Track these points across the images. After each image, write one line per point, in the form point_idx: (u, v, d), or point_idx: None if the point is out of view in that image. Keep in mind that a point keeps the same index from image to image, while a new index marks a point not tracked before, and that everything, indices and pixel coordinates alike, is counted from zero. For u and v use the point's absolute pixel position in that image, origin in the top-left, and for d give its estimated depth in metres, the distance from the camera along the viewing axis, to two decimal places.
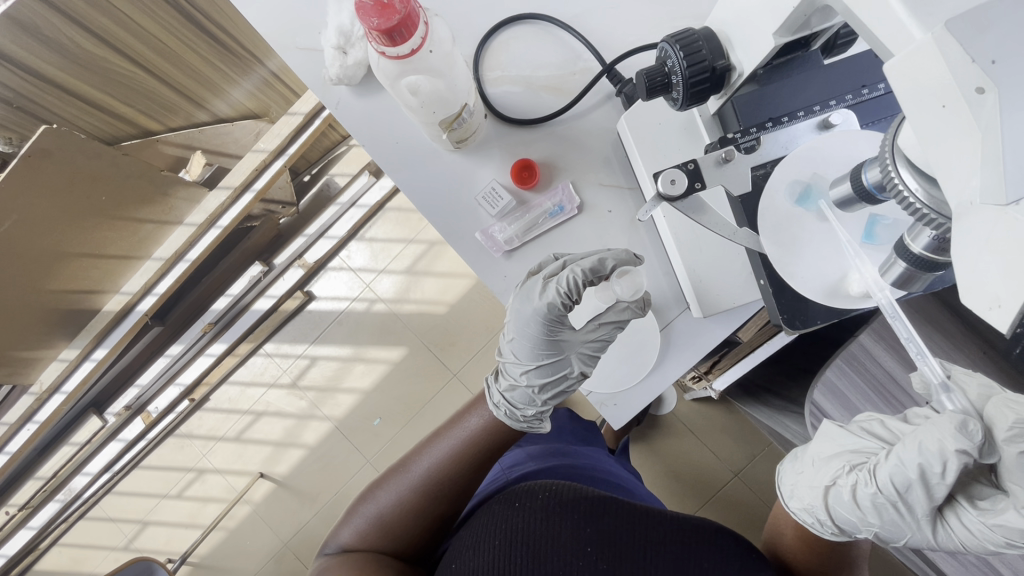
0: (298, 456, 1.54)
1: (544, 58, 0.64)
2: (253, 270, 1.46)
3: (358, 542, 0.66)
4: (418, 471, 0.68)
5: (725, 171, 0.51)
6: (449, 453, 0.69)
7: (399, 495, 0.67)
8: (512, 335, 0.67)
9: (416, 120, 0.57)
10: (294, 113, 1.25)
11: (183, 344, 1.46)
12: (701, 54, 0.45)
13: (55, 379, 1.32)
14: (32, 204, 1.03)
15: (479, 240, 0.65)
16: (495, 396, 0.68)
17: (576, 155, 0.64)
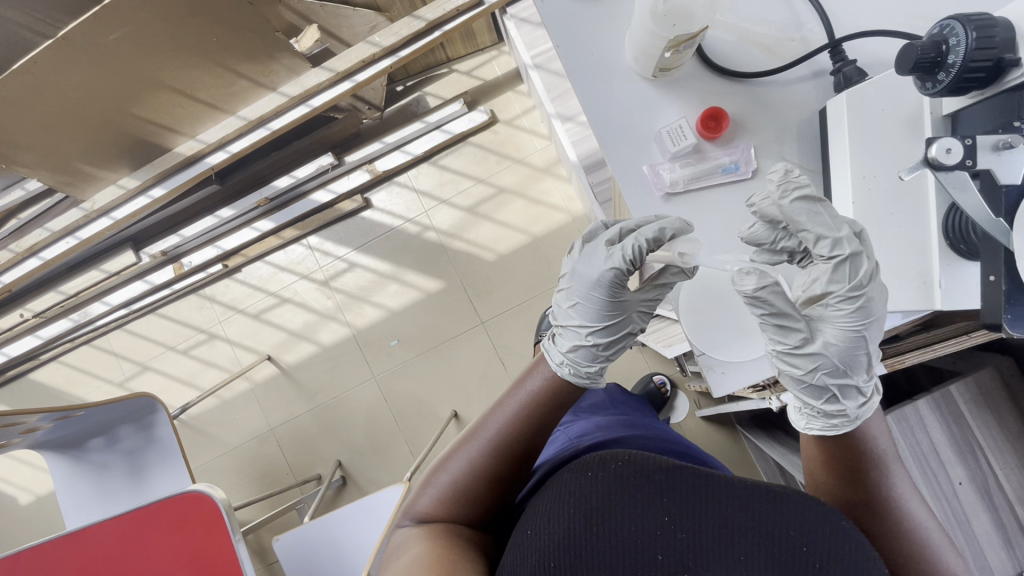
0: (309, 351, 1.55)
1: (765, 13, 0.58)
2: (324, 160, 1.41)
3: (435, 513, 0.58)
4: (490, 430, 0.58)
5: (1003, 159, 0.40)
6: (521, 408, 0.59)
7: (471, 458, 0.57)
8: (574, 294, 0.64)
9: (638, 25, 0.50)
10: (417, 17, 1.23)
11: (235, 210, 1.45)
12: (994, 41, 0.38)
13: (108, 202, 1.33)
14: (148, 20, 1.02)
15: (643, 174, 0.58)
16: (554, 359, 0.62)
17: (770, 125, 0.58)
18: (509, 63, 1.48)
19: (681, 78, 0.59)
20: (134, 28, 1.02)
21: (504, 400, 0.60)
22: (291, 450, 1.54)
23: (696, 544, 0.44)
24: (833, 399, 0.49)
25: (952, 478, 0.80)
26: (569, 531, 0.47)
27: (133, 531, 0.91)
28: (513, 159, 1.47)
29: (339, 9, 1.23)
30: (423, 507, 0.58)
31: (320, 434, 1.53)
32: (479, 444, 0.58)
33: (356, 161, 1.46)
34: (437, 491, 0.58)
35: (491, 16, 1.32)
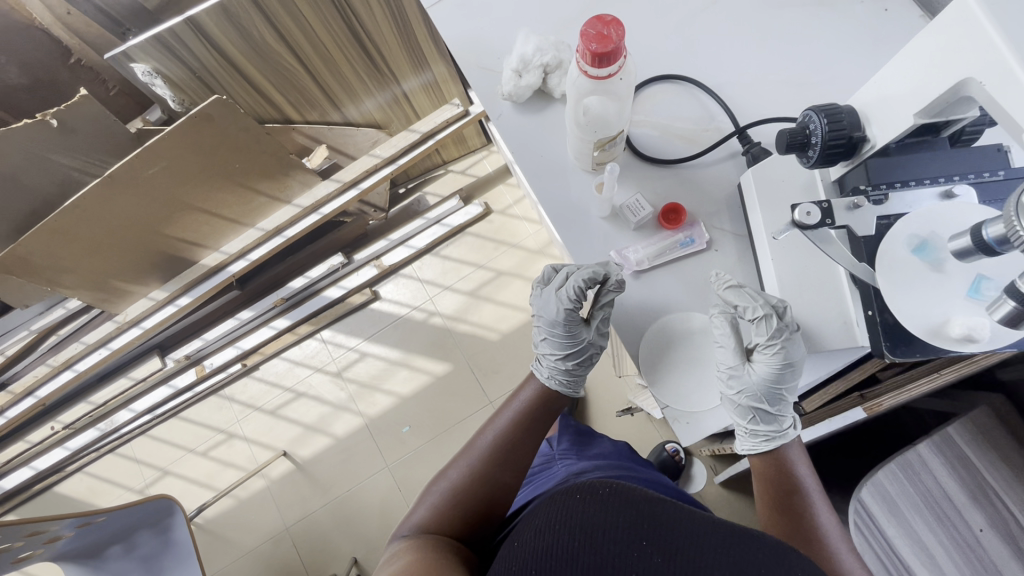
0: (323, 444, 1.58)
1: (681, 112, 0.71)
2: (335, 259, 1.56)
3: (430, 520, 0.66)
4: (484, 442, 0.74)
5: (853, 215, 0.55)
6: (506, 426, 0.76)
7: (467, 467, 0.71)
8: (544, 331, 0.81)
9: (571, 134, 0.62)
10: (413, 130, 1.41)
11: (254, 311, 1.58)
12: (843, 124, 0.51)
13: (139, 313, 1.45)
14: (181, 158, 1.18)
15: (613, 259, 0.68)
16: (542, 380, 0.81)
17: (703, 202, 0.69)
18: (498, 160, 1.63)
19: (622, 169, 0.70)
20: (169, 164, 1.18)
21: (493, 419, 0.77)
22: (306, 549, 1.51)
23: (669, 567, 0.47)
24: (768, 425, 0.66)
25: (970, 525, 0.78)
26: (551, 543, 0.50)
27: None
28: (509, 244, 1.58)
29: (345, 130, 1.41)
30: (419, 516, 0.67)
31: (336, 530, 1.51)
32: (474, 455, 0.72)
33: (364, 259, 1.59)
34: (437, 498, 0.69)
35: (478, 123, 1.50)
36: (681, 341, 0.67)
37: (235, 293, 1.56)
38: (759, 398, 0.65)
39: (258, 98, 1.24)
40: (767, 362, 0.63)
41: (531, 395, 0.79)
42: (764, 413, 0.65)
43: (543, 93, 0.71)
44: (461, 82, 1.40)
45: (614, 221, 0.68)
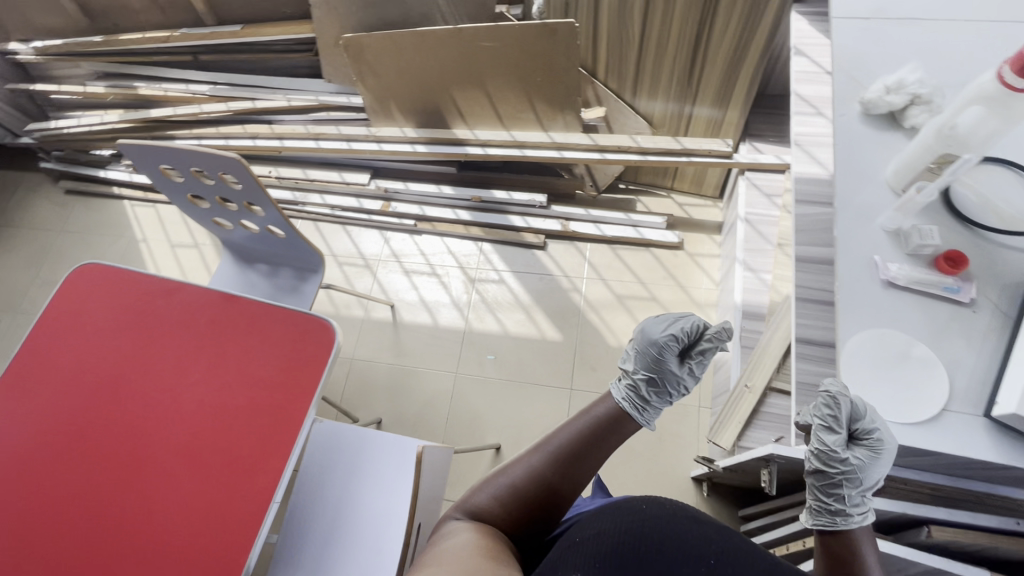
0: (422, 321, 1.73)
1: (1013, 195, 0.77)
2: (537, 198, 1.73)
3: (486, 512, 0.66)
4: (553, 444, 0.67)
5: None
6: (584, 431, 0.68)
7: (532, 465, 0.66)
8: (635, 360, 0.85)
9: (919, 143, 0.76)
10: (676, 141, 1.53)
11: (454, 192, 1.79)
12: None
13: (388, 136, 1.73)
14: (510, 46, 1.42)
15: (873, 263, 0.77)
16: (620, 395, 0.73)
17: (987, 270, 0.74)
18: (716, 216, 1.70)
19: (927, 207, 0.78)
20: (499, 46, 1.43)
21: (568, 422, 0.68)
22: (353, 384, 1.66)
23: None
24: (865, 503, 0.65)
25: None
26: (622, 548, 0.52)
27: (226, 310, 1.09)
28: (677, 282, 1.63)
29: (624, 110, 1.55)
30: (476, 502, 0.66)
31: (384, 388, 1.65)
32: (540, 454, 0.67)
33: (558, 214, 1.74)
34: (494, 490, 0.66)
35: (728, 172, 1.59)
36: (889, 350, 0.71)
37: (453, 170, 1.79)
38: (856, 477, 0.66)
39: (590, 44, 1.45)
40: (862, 450, 0.67)
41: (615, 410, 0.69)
42: (859, 490, 0.65)
43: (893, 122, 0.85)
44: (742, 132, 1.52)
45: (898, 237, 0.78)
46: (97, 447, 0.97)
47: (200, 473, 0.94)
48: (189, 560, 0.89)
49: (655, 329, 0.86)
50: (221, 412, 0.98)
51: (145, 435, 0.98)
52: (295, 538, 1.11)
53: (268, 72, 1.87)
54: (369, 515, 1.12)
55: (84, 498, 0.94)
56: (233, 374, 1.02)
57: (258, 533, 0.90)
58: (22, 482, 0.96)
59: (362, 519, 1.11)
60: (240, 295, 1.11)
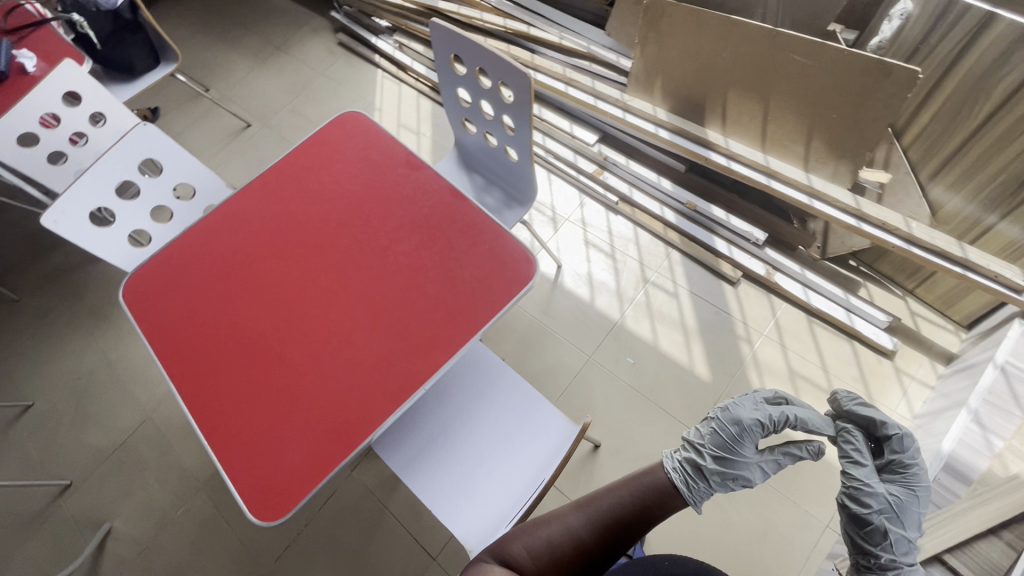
0: (580, 294, 1.71)
1: None
2: (756, 233, 1.59)
3: (527, 555, 0.81)
4: (596, 508, 0.84)
5: None
6: (624, 502, 0.85)
7: (572, 524, 0.83)
8: (711, 429, 0.93)
9: None
10: (958, 246, 1.29)
11: (671, 189, 1.71)
12: None
13: (638, 108, 1.68)
14: (823, 70, 1.28)
15: None
16: (671, 473, 0.86)
17: None
18: (950, 345, 1.45)
19: None
20: (812, 66, 1.30)
21: (598, 493, 0.86)
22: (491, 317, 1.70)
23: None
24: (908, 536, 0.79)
25: None
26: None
27: (447, 205, 1.16)
28: (866, 390, 1.43)
29: (912, 187, 1.35)
30: (516, 550, 0.81)
31: (517, 335, 1.67)
32: (580, 513, 0.84)
33: (768, 259, 1.59)
34: (535, 538, 0.82)
35: (999, 306, 1.33)
36: None
37: (682, 167, 1.70)
38: (897, 512, 0.80)
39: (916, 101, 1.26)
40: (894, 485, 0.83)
41: (659, 495, 0.86)
42: (897, 521, 0.79)
43: None
44: None
45: None
46: (312, 268, 1.11)
47: (378, 331, 1.03)
48: (340, 396, 0.98)
49: (743, 410, 0.92)
50: (415, 289, 1.06)
51: (351, 277, 1.09)
52: (407, 430, 1.15)
53: (555, 6, 1.91)
54: (477, 446, 1.14)
55: (288, 302, 1.08)
56: (436, 263, 1.08)
57: (399, 406, 0.96)
58: (253, 267, 1.13)
59: (470, 446, 1.13)
60: (467, 196, 1.17)
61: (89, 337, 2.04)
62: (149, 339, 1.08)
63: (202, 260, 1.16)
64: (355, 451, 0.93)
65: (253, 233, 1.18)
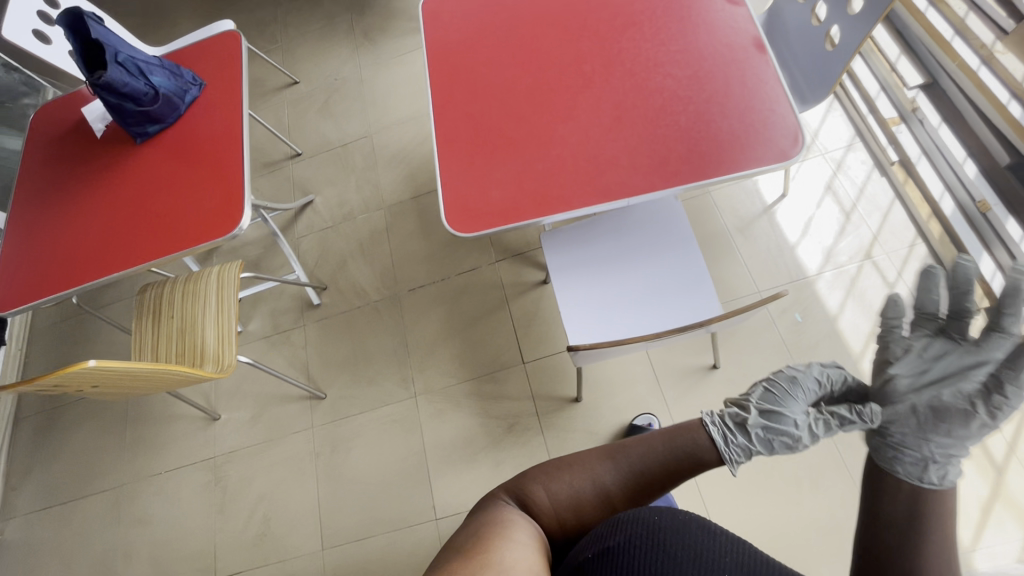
0: (787, 232, 1.56)
1: None
2: None
3: (547, 506, 0.68)
4: (625, 462, 0.68)
5: None
6: (655, 459, 0.68)
7: (598, 476, 0.68)
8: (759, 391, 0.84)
9: None
10: None
11: (973, 176, 1.44)
12: None
13: (1002, 64, 1.35)
14: None
15: None
16: (708, 422, 0.71)
17: None
18: None
19: None
20: None
21: (633, 439, 0.70)
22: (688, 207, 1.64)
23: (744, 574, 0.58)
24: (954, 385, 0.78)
25: None
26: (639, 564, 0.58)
27: (741, 51, 1.06)
28: None
29: None
30: (530, 499, 0.69)
31: (702, 235, 1.61)
32: (610, 464, 0.68)
33: None
34: (552, 487, 0.69)
35: None
36: None
37: (1006, 159, 1.39)
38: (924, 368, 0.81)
39: None
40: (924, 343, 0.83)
41: (693, 463, 0.68)
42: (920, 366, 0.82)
43: None
44: None
45: None
46: (586, 52, 1.13)
47: (616, 133, 1.04)
48: (558, 170, 1.04)
49: (797, 369, 0.86)
50: (668, 114, 1.04)
51: (616, 76, 1.09)
52: (578, 240, 1.24)
53: None
54: (627, 285, 1.17)
55: (552, 72, 1.12)
56: (702, 99, 1.04)
57: (601, 203, 1.00)
58: (535, 27, 1.18)
59: (621, 281, 1.18)
60: (768, 51, 1.06)
61: (354, 49, 2.32)
62: (429, 49, 1.20)
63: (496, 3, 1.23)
64: (548, 218, 1.01)
65: None
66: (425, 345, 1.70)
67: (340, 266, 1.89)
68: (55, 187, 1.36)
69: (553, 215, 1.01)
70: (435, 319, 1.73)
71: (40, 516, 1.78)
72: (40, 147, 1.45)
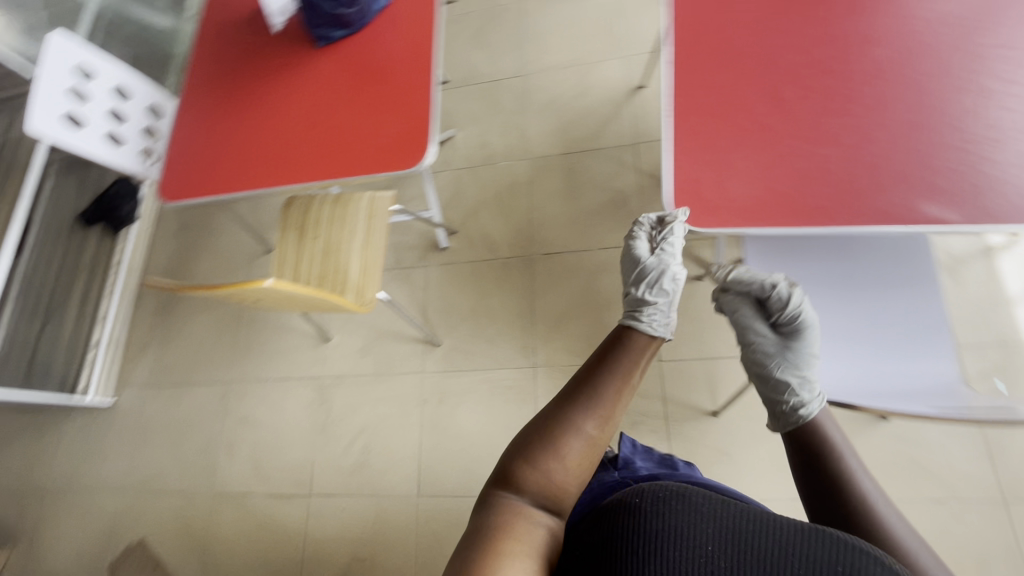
0: (1009, 286, 1.34)
1: None
2: None
3: (538, 483, 0.72)
4: (585, 394, 0.77)
5: None
6: (601, 372, 0.79)
7: (563, 417, 0.76)
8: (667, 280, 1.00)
9: None
10: None
11: None
12: None
13: None
14: None
15: None
16: (640, 322, 0.88)
17: None
18: None
19: None
20: None
21: (570, 380, 0.80)
22: None
23: (726, 541, 0.54)
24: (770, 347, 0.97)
25: None
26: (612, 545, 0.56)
27: None
28: None
29: None
30: (522, 489, 0.72)
31: None
32: (575, 408, 0.76)
33: None
34: (534, 453, 0.73)
35: None
36: None
37: None
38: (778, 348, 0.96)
39: None
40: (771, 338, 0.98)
41: (623, 357, 0.82)
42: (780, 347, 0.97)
43: None
44: None
45: None
46: (877, 37, 0.93)
47: (907, 144, 0.86)
48: (824, 173, 0.87)
49: (667, 258, 1.03)
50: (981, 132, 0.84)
51: (914, 74, 0.90)
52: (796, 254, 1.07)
53: None
54: (850, 320, 1.02)
55: (830, 53, 0.93)
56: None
57: (876, 225, 0.83)
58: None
59: (842, 316, 1.03)
60: None
61: None
62: (675, 3, 1.04)
63: None
64: (804, 230, 0.85)
65: None
66: (553, 316, 1.60)
67: (473, 212, 1.79)
68: (228, 79, 1.30)
69: (811, 228, 0.85)
70: (568, 292, 1.62)
71: (153, 392, 1.88)
72: (215, 29, 1.37)
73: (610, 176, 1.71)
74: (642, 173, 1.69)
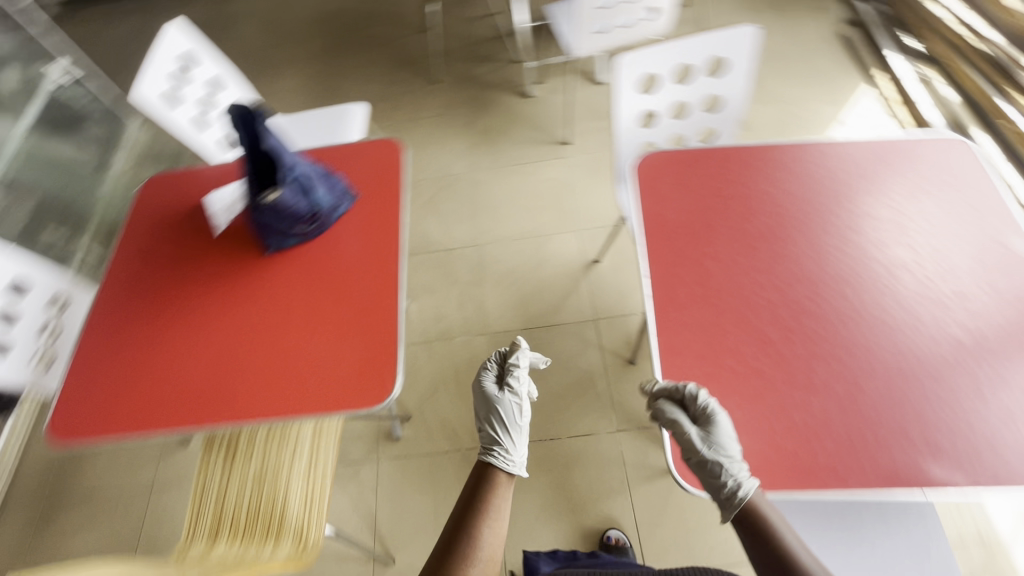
0: None
1: None
2: None
3: None
4: (460, 519, 0.90)
5: None
6: (472, 495, 0.94)
7: (449, 549, 0.86)
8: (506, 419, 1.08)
9: None
10: None
11: None
12: None
13: None
14: None
15: None
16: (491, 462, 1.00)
17: None
18: None
19: None
20: None
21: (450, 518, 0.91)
22: None
23: None
24: (724, 449, 0.83)
25: None
26: None
27: None
28: None
29: None
30: None
31: None
32: (460, 536, 0.87)
33: None
34: None
35: None
36: None
37: None
38: (736, 455, 0.83)
39: None
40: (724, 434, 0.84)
41: (486, 473, 0.98)
42: (731, 451, 0.83)
43: None
44: None
45: None
46: (846, 277, 0.97)
47: (898, 394, 0.86)
48: (825, 427, 0.84)
49: (488, 376, 1.15)
50: (962, 382, 0.86)
51: (889, 317, 0.93)
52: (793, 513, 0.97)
53: None
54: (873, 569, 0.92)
55: (805, 291, 0.96)
56: (1007, 369, 0.87)
57: (885, 487, 0.80)
58: (777, 230, 1.03)
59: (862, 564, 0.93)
60: None
61: (467, 146, 2.18)
62: (648, 228, 1.04)
63: (726, 189, 1.08)
64: (815, 493, 0.80)
65: (791, 197, 1.07)
66: (526, 521, 1.42)
67: (430, 395, 1.64)
68: (152, 289, 1.14)
69: (825, 491, 0.80)
70: (537, 488, 1.48)
71: None
72: (139, 228, 1.23)
73: (574, 355, 1.66)
74: (606, 351, 1.65)
